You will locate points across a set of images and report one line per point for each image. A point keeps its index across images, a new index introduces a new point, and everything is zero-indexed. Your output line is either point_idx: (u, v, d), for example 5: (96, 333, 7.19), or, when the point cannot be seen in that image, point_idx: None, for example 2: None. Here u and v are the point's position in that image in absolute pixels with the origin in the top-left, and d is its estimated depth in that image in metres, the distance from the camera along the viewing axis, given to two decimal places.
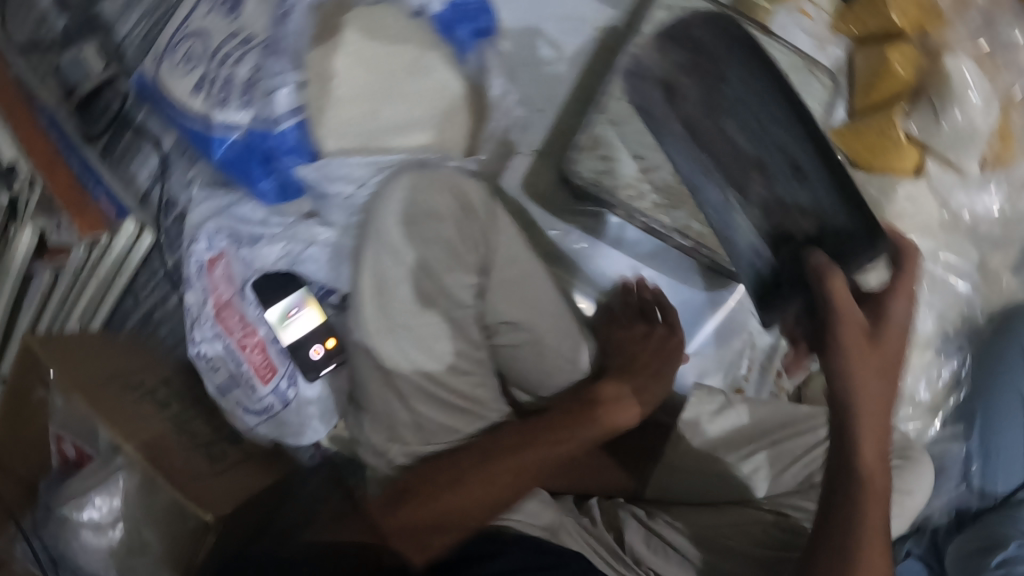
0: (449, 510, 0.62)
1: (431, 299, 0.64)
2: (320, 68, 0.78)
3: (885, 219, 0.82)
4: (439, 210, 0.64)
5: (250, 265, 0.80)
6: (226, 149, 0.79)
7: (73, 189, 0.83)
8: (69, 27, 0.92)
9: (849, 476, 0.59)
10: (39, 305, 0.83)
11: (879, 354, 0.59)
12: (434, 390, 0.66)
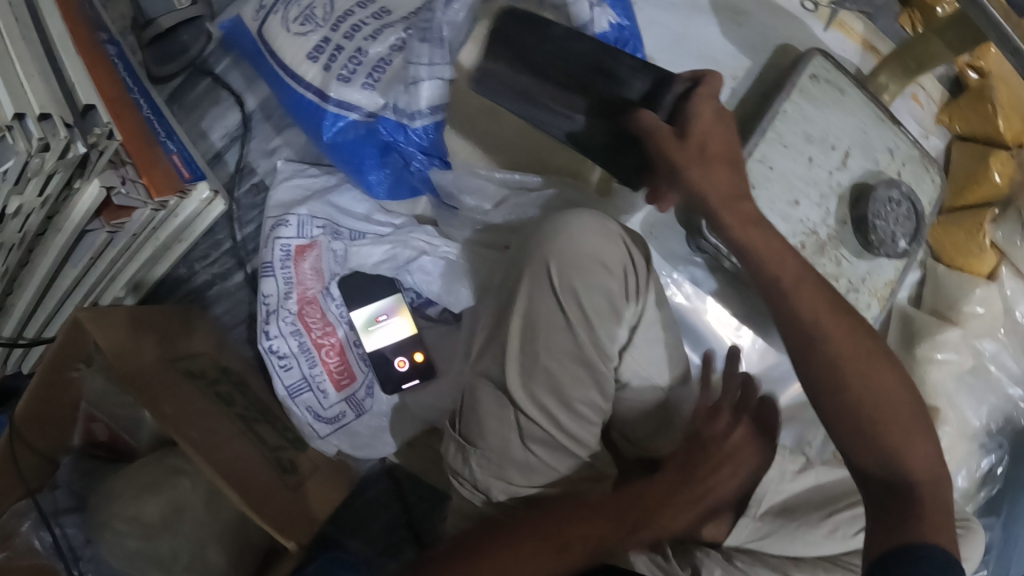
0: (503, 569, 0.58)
1: (580, 352, 0.61)
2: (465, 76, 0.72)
3: (959, 315, 0.86)
4: (607, 261, 0.62)
5: (342, 261, 0.74)
6: (340, 130, 0.71)
7: (142, 138, 0.72)
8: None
9: (806, 356, 0.55)
10: (86, 265, 0.73)
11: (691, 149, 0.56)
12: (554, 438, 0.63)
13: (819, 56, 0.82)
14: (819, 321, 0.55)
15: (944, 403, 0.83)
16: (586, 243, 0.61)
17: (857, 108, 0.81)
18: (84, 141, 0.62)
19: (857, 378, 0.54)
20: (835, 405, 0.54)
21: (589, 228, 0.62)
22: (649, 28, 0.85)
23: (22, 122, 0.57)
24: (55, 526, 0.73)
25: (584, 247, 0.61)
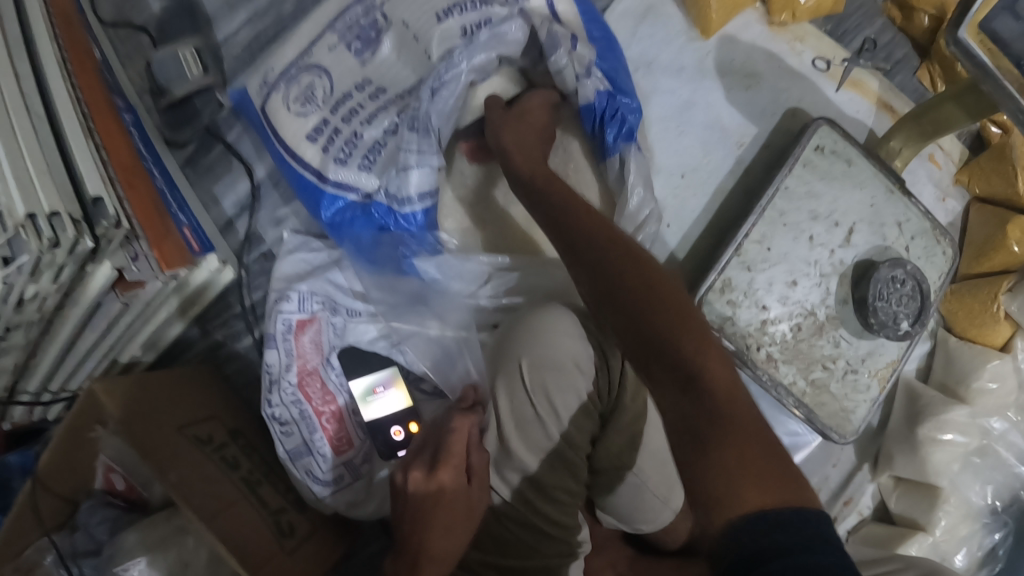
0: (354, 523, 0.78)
1: (550, 444, 0.63)
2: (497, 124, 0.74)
3: (970, 393, 0.84)
4: (578, 361, 0.64)
5: (341, 335, 0.78)
6: (338, 211, 0.73)
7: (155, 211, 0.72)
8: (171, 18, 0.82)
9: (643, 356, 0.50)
10: (103, 329, 0.74)
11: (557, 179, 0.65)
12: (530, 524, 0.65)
13: (825, 124, 0.79)
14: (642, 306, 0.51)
15: (950, 484, 0.82)
16: (569, 347, 0.64)
17: (866, 181, 0.79)
18: (92, 233, 0.62)
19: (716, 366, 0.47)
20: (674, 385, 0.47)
21: (563, 333, 0.65)
22: (654, 95, 0.85)
23: (33, 221, 0.57)
24: (73, 566, 0.75)
25: (555, 346, 0.64)
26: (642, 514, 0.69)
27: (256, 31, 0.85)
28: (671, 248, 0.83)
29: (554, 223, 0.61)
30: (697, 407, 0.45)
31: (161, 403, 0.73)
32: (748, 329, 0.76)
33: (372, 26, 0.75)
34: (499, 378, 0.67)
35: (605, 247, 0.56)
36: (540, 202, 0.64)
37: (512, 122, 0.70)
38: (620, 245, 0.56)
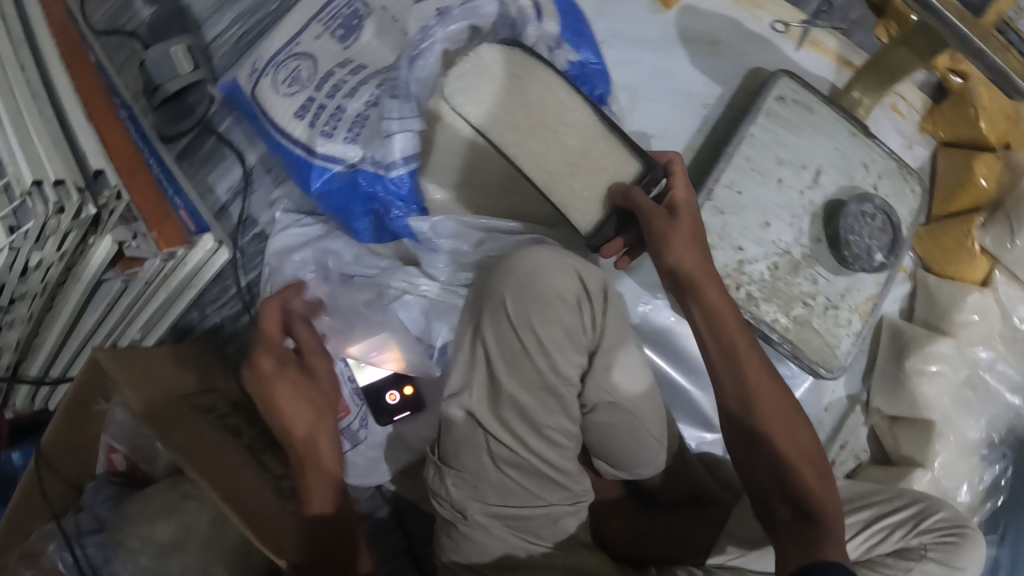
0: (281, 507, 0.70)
1: (542, 378, 0.65)
2: (527, 120, 0.66)
3: (951, 327, 0.86)
4: (561, 293, 0.66)
5: (335, 302, 0.79)
6: (327, 181, 0.76)
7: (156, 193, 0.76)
8: (162, 22, 0.85)
9: (737, 421, 0.64)
10: (104, 309, 0.77)
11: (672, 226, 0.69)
12: (530, 462, 0.67)
13: (785, 76, 0.82)
14: (751, 378, 0.64)
15: (941, 418, 0.84)
16: (552, 282, 0.66)
17: (830, 126, 0.81)
18: (95, 202, 0.65)
19: (795, 441, 0.62)
20: (760, 458, 0.62)
21: (542, 265, 0.67)
22: (619, 65, 0.86)
23: (40, 188, 0.60)
24: (77, 547, 0.73)
25: (542, 283, 0.66)
26: (638, 456, 0.71)
27: (244, 31, 0.86)
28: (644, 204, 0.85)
29: (701, 313, 0.67)
30: (785, 479, 0.61)
31: (161, 373, 0.75)
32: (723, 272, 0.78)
33: (353, 13, 0.78)
34: (484, 318, 0.69)
35: (761, 362, 0.65)
36: (687, 288, 0.67)
37: (676, 232, 0.66)
38: (764, 359, 0.66)
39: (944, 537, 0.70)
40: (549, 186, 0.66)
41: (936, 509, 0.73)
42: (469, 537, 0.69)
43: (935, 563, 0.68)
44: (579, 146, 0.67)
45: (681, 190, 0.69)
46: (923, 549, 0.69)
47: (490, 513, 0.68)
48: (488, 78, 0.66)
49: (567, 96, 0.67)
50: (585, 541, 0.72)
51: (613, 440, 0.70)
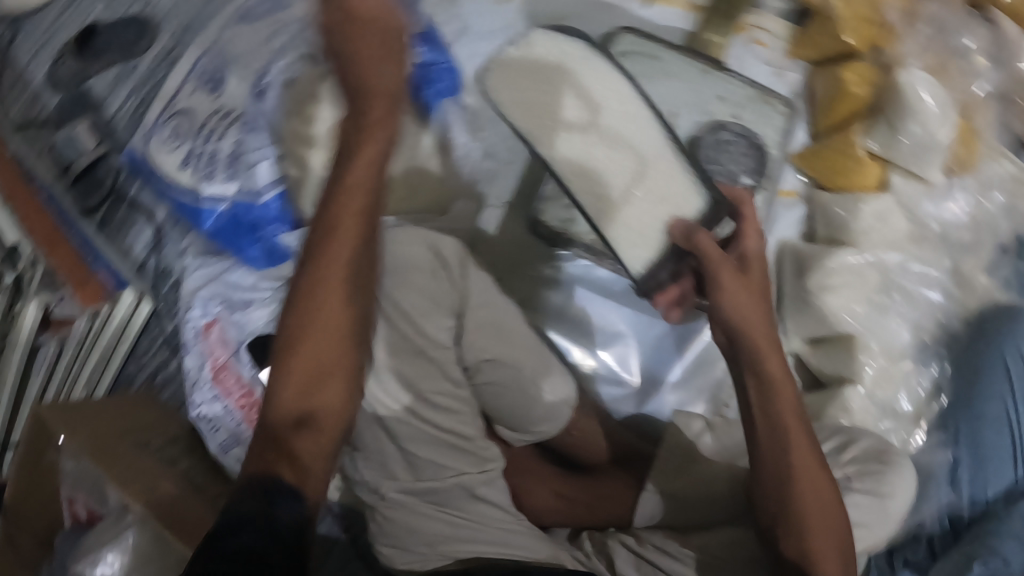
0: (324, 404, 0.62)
1: (412, 343, 0.68)
2: (566, 112, 0.70)
3: (851, 236, 0.84)
4: (418, 264, 0.69)
5: (244, 329, 0.82)
6: (216, 219, 0.82)
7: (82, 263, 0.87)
8: (62, 104, 0.89)
9: (770, 470, 0.66)
10: (48, 373, 0.86)
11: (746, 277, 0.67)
12: (427, 433, 0.69)
13: (625, 33, 0.83)
14: (788, 432, 0.66)
15: (861, 328, 0.82)
16: (409, 255, 0.69)
17: (678, 67, 0.83)
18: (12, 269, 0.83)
19: (818, 494, 0.65)
20: (778, 507, 0.66)
21: (397, 240, 0.69)
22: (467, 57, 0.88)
23: None
24: None
25: (400, 256, 0.69)
26: (534, 412, 0.73)
27: (136, 103, 0.87)
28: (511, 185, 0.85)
29: (757, 388, 0.66)
30: (794, 530, 0.65)
31: (98, 419, 0.82)
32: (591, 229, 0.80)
33: (217, 65, 0.84)
34: None
35: (807, 438, 0.66)
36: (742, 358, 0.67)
37: (746, 289, 0.66)
38: (812, 436, 0.67)
39: (869, 466, 0.74)
40: (610, 218, 0.71)
41: (853, 438, 0.76)
42: (392, 519, 0.70)
43: (862, 492, 0.72)
44: (654, 157, 0.71)
45: (752, 238, 0.69)
46: (845, 481, 0.73)
47: (405, 492, 0.70)
48: (531, 65, 0.70)
49: (614, 83, 0.72)
50: (507, 511, 0.73)
51: (504, 401, 0.73)
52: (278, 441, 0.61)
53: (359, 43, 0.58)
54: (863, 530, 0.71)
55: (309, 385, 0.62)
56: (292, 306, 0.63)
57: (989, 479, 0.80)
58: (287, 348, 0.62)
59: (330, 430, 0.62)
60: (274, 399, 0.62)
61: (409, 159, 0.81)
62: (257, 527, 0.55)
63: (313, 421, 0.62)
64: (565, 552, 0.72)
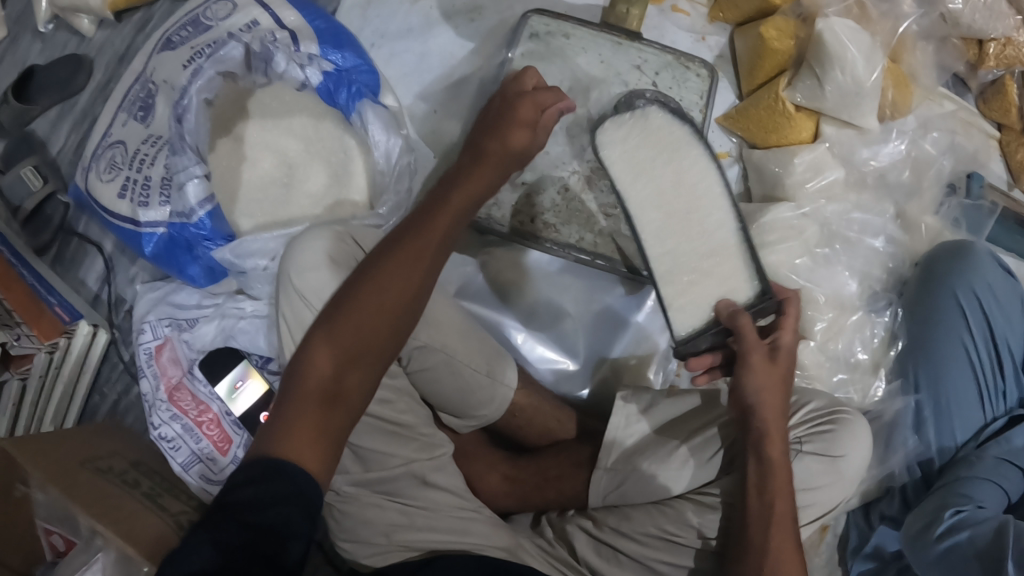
0: (327, 428, 0.58)
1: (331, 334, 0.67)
2: (674, 169, 0.70)
3: (787, 191, 0.83)
4: (334, 259, 0.69)
5: (193, 346, 0.85)
6: (157, 241, 0.82)
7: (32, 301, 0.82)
8: (7, 148, 0.92)
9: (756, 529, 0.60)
10: (13, 411, 0.80)
11: (776, 365, 0.64)
12: (369, 422, 0.69)
13: (534, 15, 0.86)
14: (779, 492, 0.61)
15: (805, 283, 0.80)
16: (329, 251, 0.69)
17: (590, 44, 0.85)
18: None
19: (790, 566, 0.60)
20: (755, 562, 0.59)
21: (315, 239, 0.70)
22: (392, 60, 0.93)
23: None
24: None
25: (317, 253, 0.69)
26: (474, 396, 0.74)
27: (80, 137, 0.94)
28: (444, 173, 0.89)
29: (758, 470, 0.62)
30: None
31: (61, 449, 0.79)
32: (516, 211, 0.84)
33: (145, 93, 0.83)
34: (283, 307, 0.70)
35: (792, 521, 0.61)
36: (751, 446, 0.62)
37: (770, 373, 0.64)
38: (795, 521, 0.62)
39: (817, 426, 0.68)
40: (666, 277, 0.69)
41: (804, 398, 0.71)
42: (346, 512, 0.69)
43: (815, 453, 0.66)
44: (717, 246, 0.69)
45: (790, 333, 0.66)
46: (795, 444, 0.67)
47: (357, 484, 0.69)
48: (648, 138, 0.71)
49: (700, 172, 0.70)
50: (462, 497, 0.72)
51: (439, 385, 0.72)
52: (316, 406, 0.58)
53: (512, 121, 0.65)
54: (817, 495, 0.66)
55: (348, 359, 0.60)
56: (362, 271, 0.62)
57: (956, 424, 0.77)
58: (337, 324, 0.60)
59: (349, 409, 0.60)
60: (302, 378, 0.59)
61: (334, 169, 0.86)
62: (303, 510, 0.52)
63: (341, 394, 0.59)
64: (526, 540, 0.71)
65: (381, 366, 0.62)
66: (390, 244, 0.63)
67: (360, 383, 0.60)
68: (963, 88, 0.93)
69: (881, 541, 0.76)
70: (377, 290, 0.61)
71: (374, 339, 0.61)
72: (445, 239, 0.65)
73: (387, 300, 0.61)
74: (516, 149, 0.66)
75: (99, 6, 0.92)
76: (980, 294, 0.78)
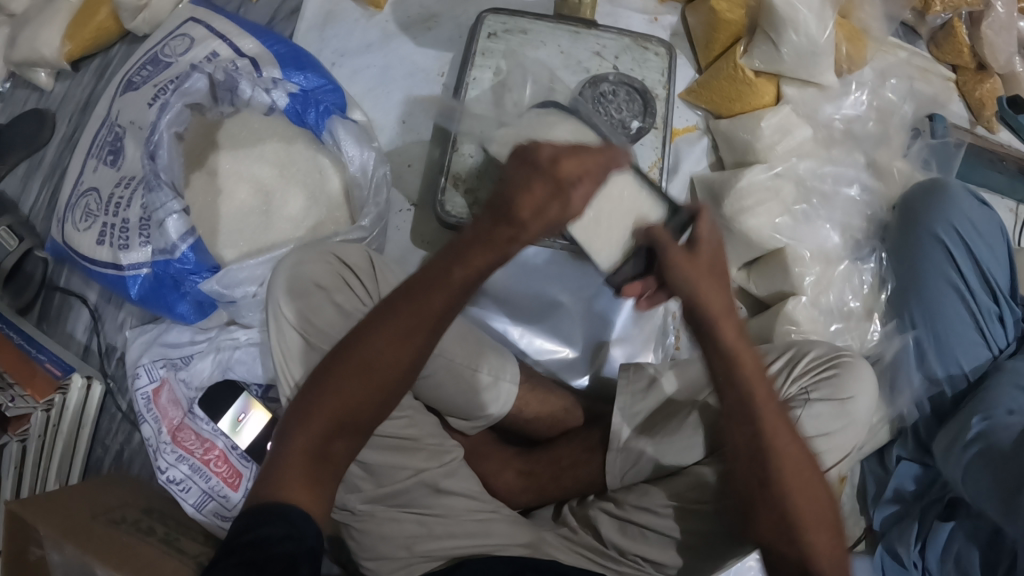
0: (316, 483, 0.56)
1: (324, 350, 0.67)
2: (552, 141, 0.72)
3: (760, 154, 0.84)
4: (318, 277, 0.68)
5: (191, 385, 0.84)
6: (142, 283, 0.81)
7: (24, 357, 0.83)
8: None
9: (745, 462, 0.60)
10: (16, 473, 0.79)
11: (706, 262, 0.57)
12: (377, 436, 0.68)
13: (489, 15, 0.87)
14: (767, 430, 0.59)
15: (789, 241, 0.82)
16: (313, 268, 0.68)
17: (547, 37, 0.86)
18: None
19: (801, 494, 0.59)
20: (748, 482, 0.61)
21: (302, 257, 0.69)
22: (356, 76, 0.93)
23: None
24: None
25: (300, 272, 0.68)
26: (478, 396, 0.73)
27: (51, 191, 0.93)
28: (421, 180, 0.90)
29: (725, 365, 0.58)
30: (771, 516, 0.60)
31: (68, 505, 0.77)
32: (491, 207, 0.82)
33: (113, 137, 0.83)
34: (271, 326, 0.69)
35: (780, 416, 0.59)
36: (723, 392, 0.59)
37: (696, 269, 0.56)
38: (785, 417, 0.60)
39: (821, 373, 0.68)
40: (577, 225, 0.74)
41: (804, 349, 0.72)
42: (364, 531, 0.68)
43: (822, 400, 0.66)
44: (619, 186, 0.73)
45: (710, 223, 0.58)
46: (802, 394, 0.67)
47: (373, 500, 0.68)
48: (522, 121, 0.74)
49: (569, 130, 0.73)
50: (478, 499, 0.71)
51: (440, 388, 0.72)
52: (303, 464, 0.56)
53: (540, 189, 0.51)
54: (832, 440, 0.67)
55: (338, 420, 0.57)
56: (361, 333, 0.57)
57: (958, 355, 0.78)
58: (326, 386, 0.57)
59: (337, 467, 0.58)
60: (292, 440, 0.57)
61: (310, 190, 0.86)
62: (298, 547, 0.50)
63: (329, 456, 0.57)
64: (550, 532, 0.71)
65: (372, 423, 0.59)
66: (392, 311, 0.56)
67: (346, 437, 0.58)
68: (912, 35, 0.97)
69: (899, 484, 0.80)
70: (371, 349, 0.56)
71: (366, 399, 0.57)
72: (448, 316, 0.57)
73: (383, 356, 0.56)
74: (552, 220, 0.53)
75: (56, 58, 0.92)
76: (959, 228, 0.79)
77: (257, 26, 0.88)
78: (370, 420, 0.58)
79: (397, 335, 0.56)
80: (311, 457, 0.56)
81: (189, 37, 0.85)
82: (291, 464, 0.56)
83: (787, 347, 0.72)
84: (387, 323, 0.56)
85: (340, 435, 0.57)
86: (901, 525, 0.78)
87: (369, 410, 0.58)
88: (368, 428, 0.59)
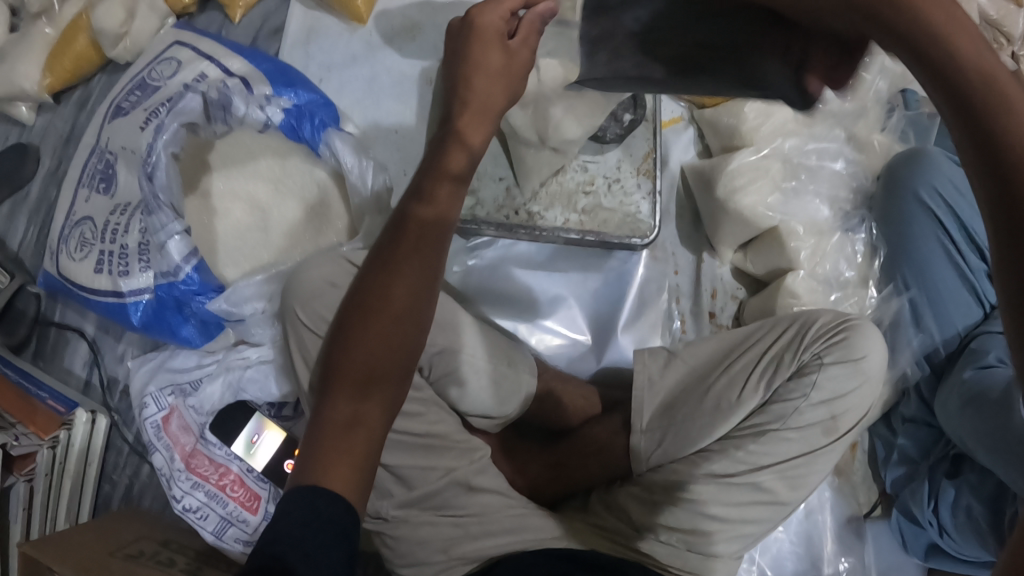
0: (353, 452, 0.53)
1: None
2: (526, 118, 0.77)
3: (746, 137, 0.86)
4: (334, 279, 0.69)
5: (202, 409, 0.83)
6: (144, 309, 0.80)
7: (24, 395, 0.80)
8: None
9: None
10: (24, 517, 0.75)
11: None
12: (403, 439, 0.68)
13: None
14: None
15: (781, 219, 0.85)
16: (326, 274, 0.69)
17: None
18: None
19: None
20: None
21: (318, 262, 0.70)
22: (344, 89, 0.94)
23: None
24: None
25: (314, 278, 0.69)
26: (500, 391, 0.74)
27: (39, 226, 0.92)
28: None
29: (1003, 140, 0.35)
30: None
31: (83, 543, 0.74)
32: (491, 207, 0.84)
33: (105, 164, 0.82)
34: (289, 330, 0.70)
35: None
36: None
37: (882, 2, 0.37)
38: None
39: (832, 338, 0.71)
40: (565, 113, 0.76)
41: (810, 319, 0.74)
42: (399, 538, 0.68)
43: (836, 362, 0.70)
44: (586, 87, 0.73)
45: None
46: (816, 359, 0.71)
47: (407, 505, 0.68)
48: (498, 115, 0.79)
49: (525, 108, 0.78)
50: (510, 495, 0.71)
51: (461, 385, 0.72)
52: (336, 436, 0.53)
53: (476, 66, 0.62)
54: (850, 401, 0.70)
55: (361, 377, 0.56)
56: (364, 277, 0.60)
57: (951, 314, 0.82)
58: (348, 342, 0.57)
59: (372, 431, 0.55)
60: (326, 413, 0.55)
61: (309, 204, 0.86)
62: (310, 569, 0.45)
63: (362, 420, 0.54)
64: (580, 523, 0.71)
65: (397, 373, 0.58)
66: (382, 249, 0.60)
67: (376, 396, 0.56)
68: None
69: (904, 445, 0.85)
70: (373, 293, 0.58)
71: (381, 347, 0.57)
72: (432, 238, 0.61)
73: (387, 294, 0.58)
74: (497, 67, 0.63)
75: (36, 90, 0.91)
76: (940, 191, 0.83)
77: (242, 46, 0.88)
78: (392, 368, 0.57)
79: (393, 267, 0.59)
80: (343, 423, 0.54)
81: (176, 59, 0.84)
82: (320, 448, 0.53)
83: (794, 318, 0.74)
84: (378, 265, 0.60)
85: (368, 390, 0.56)
86: (912, 484, 0.82)
87: (388, 360, 0.57)
88: (394, 381, 0.57)
